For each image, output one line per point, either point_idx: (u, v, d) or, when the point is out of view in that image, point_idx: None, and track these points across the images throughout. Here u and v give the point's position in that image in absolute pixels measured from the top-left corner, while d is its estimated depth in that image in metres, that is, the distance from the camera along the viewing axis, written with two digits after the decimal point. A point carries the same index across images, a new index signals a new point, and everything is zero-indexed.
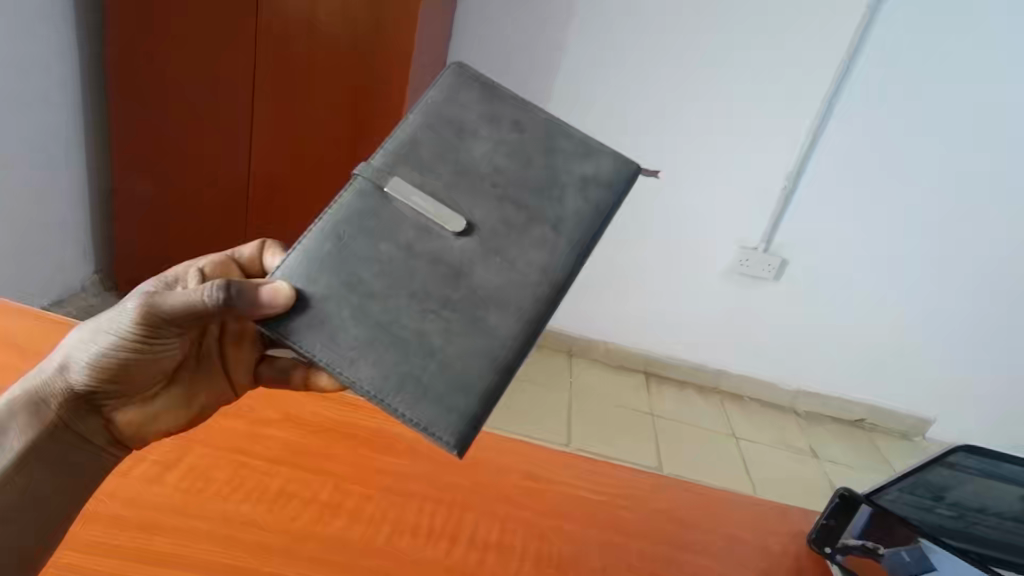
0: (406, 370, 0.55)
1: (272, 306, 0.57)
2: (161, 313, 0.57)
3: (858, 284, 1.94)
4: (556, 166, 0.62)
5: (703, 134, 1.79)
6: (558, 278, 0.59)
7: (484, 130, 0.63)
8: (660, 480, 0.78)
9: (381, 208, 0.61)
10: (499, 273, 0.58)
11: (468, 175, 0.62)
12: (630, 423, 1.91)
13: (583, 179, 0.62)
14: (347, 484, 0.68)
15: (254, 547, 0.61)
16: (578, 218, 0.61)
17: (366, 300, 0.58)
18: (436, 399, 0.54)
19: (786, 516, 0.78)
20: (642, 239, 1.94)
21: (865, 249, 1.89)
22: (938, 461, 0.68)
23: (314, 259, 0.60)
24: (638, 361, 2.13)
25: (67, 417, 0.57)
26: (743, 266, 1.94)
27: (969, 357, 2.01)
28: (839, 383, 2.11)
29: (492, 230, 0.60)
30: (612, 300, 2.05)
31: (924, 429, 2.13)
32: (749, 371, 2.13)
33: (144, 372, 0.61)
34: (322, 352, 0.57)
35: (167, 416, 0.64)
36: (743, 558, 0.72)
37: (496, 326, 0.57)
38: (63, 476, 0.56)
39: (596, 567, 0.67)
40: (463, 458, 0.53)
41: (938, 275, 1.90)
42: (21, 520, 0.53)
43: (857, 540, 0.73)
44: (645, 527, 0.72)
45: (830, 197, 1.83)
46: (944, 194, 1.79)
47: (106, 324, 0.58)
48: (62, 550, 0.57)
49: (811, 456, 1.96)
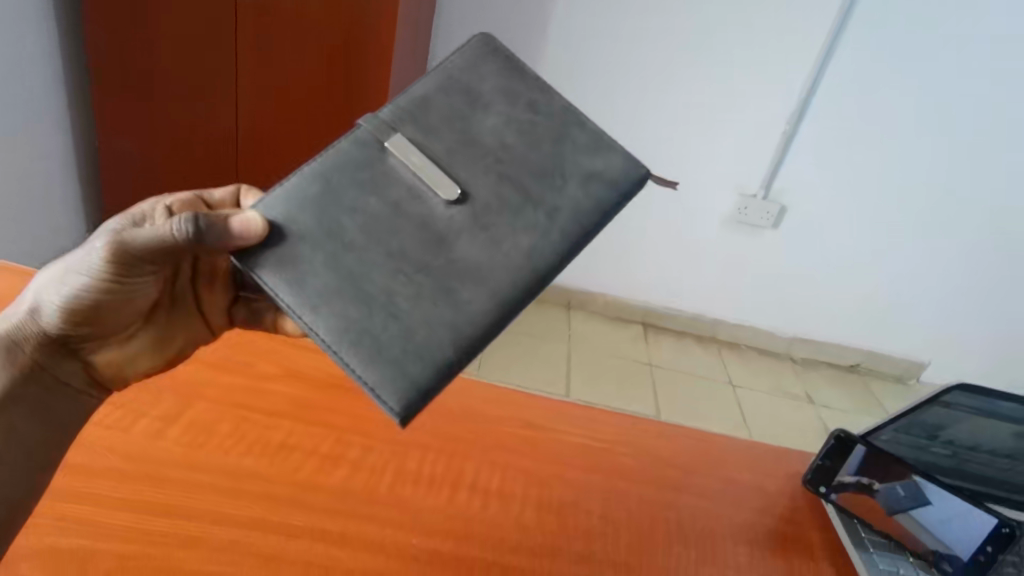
0: (366, 326, 0.54)
1: (247, 239, 0.55)
2: (134, 250, 0.56)
3: (855, 242, 1.95)
4: (563, 155, 0.62)
5: (701, 94, 1.77)
6: (542, 268, 0.58)
7: (499, 104, 0.63)
8: (660, 428, 0.79)
9: (377, 162, 0.60)
10: (484, 250, 0.57)
11: (472, 145, 0.61)
12: (628, 373, 1.93)
13: (586, 174, 0.62)
14: (348, 437, 0.69)
15: (260, 497, 0.62)
16: (574, 211, 0.60)
17: (342, 251, 0.56)
18: (390, 365, 0.52)
19: (783, 459, 0.80)
20: (640, 193, 1.93)
21: (864, 205, 1.89)
22: (935, 401, 0.68)
23: (297, 199, 0.58)
24: (635, 312, 2.14)
25: (42, 360, 0.58)
26: (741, 213, 1.93)
27: (962, 319, 2.04)
28: (837, 333, 2.13)
29: (483, 204, 0.59)
30: (610, 256, 2.05)
31: (918, 372, 2.15)
32: (746, 320, 2.14)
33: (117, 312, 0.60)
34: (287, 295, 0.55)
35: (143, 358, 0.65)
36: (740, 499, 0.73)
37: (468, 304, 0.55)
38: (46, 423, 0.57)
39: (595, 510, 0.68)
40: (405, 425, 0.52)
41: (934, 238, 1.91)
42: (12, 468, 0.54)
43: (853, 477, 0.73)
44: (645, 471, 0.74)
45: (828, 155, 1.82)
46: (943, 164, 1.79)
47: (76, 264, 0.57)
48: (47, 501, 0.57)
49: (806, 402, 1.99)
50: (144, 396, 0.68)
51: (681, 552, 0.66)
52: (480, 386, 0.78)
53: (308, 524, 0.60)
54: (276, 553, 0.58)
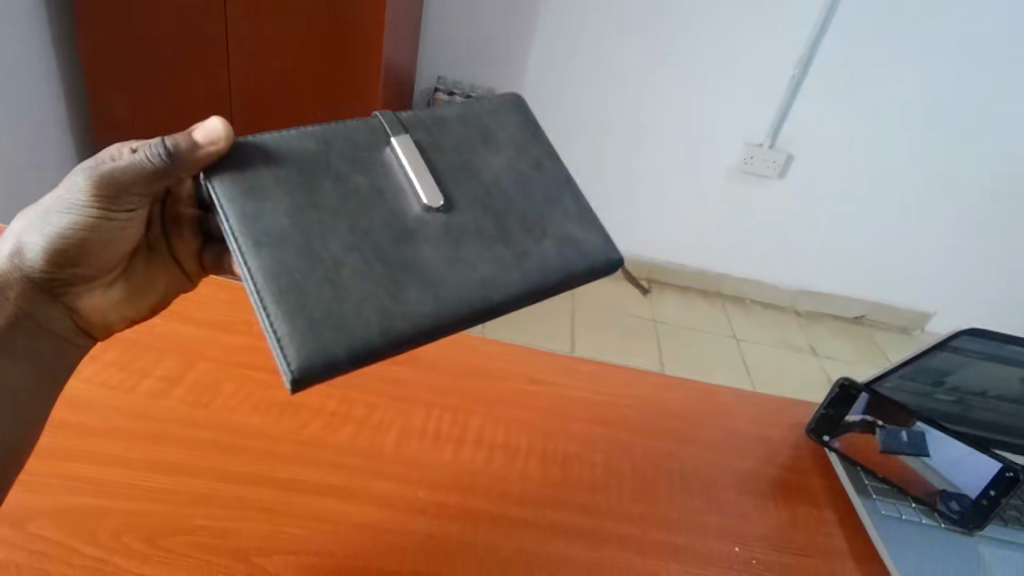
0: (299, 281, 0.47)
1: (206, 157, 0.50)
2: (113, 177, 0.54)
3: (857, 196, 1.98)
4: (549, 218, 0.58)
5: (712, 52, 1.77)
6: (486, 305, 0.53)
7: (504, 151, 0.60)
8: (662, 382, 0.80)
9: (377, 149, 0.54)
10: (445, 265, 0.52)
11: (470, 172, 0.57)
12: (634, 328, 1.96)
13: (562, 240, 0.58)
14: (351, 395, 0.69)
15: (266, 454, 0.62)
16: (540, 267, 0.56)
17: (310, 208, 0.50)
18: (308, 332, 0.46)
19: (784, 411, 0.80)
20: (643, 150, 1.95)
21: (870, 162, 1.91)
22: (943, 347, 0.67)
23: (284, 144, 0.52)
24: (640, 269, 2.17)
25: (22, 304, 0.56)
26: (747, 163, 1.94)
27: (959, 276, 2.11)
28: (842, 284, 2.17)
29: (458, 223, 0.54)
30: (615, 214, 2.08)
31: (924, 323, 2.21)
32: (751, 274, 2.18)
33: (99, 251, 0.58)
34: (235, 223, 0.48)
35: (125, 306, 0.64)
36: (743, 449, 0.74)
37: (409, 307, 0.49)
38: (37, 373, 0.56)
39: (600, 462, 0.68)
40: (294, 392, 0.45)
41: (932, 194, 1.95)
42: (8, 423, 0.53)
43: (858, 417, 0.74)
44: (649, 423, 0.74)
45: (837, 113, 1.84)
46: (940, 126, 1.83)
47: (55, 199, 0.55)
48: (34, 459, 0.57)
49: (810, 353, 2.03)
50: (145, 356, 0.69)
51: (686, 500, 0.66)
52: (482, 344, 0.79)
53: (314, 479, 0.60)
54: (282, 507, 0.57)
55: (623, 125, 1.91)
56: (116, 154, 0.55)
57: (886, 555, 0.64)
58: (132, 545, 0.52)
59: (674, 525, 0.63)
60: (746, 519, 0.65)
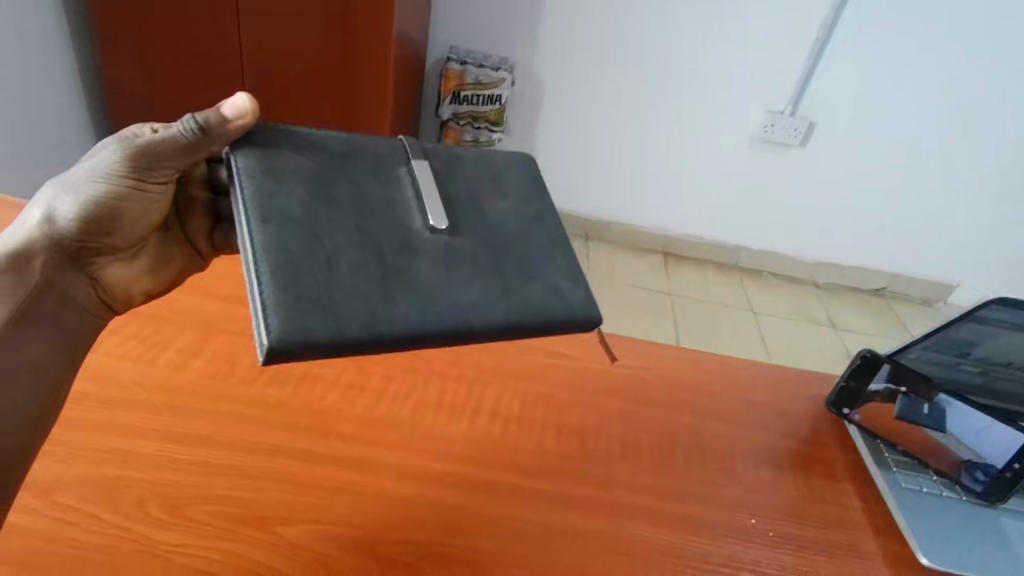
0: (296, 261, 0.46)
1: (236, 129, 0.52)
2: (148, 148, 0.57)
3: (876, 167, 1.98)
4: (544, 264, 0.57)
5: (734, 19, 1.73)
6: (466, 332, 0.51)
7: (511, 196, 0.60)
8: (679, 353, 0.80)
9: (396, 165, 0.55)
10: (437, 283, 0.51)
11: (476, 206, 0.57)
12: (651, 301, 1.99)
13: (550, 287, 0.56)
14: (368, 367, 0.70)
15: (285, 426, 0.62)
16: (526, 307, 0.54)
17: (323, 202, 0.50)
18: (295, 308, 0.44)
19: (802, 383, 0.80)
20: (661, 123, 1.96)
21: (891, 133, 1.91)
22: (971, 317, 0.66)
23: (309, 143, 0.52)
24: (657, 241, 2.21)
25: (49, 274, 0.55)
26: (767, 131, 1.93)
27: (979, 247, 2.11)
28: (860, 255, 2.19)
29: (456, 248, 0.53)
30: (633, 188, 2.11)
31: (948, 294, 2.23)
32: (768, 247, 2.20)
33: (125, 220, 0.59)
34: (249, 196, 0.48)
35: (145, 280, 0.65)
36: (761, 420, 0.73)
37: (395, 314, 0.48)
38: (59, 337, 0.56)
39: (615, 434, 0.68)
40: (265, 365, 0.43)
41: (952, 163, 1.95)
42: (28, 394, 0.52)
43: (881, 385, 0.72)
44: (666, 395, 0.74)
45: (859, 83, 1.82)
46: (961, 95, 1.82)
47: (88, 168, 0.57)
48: (60, 431, 0.58)
49: (828, 325, 2.05)
50: (164, 330, 0.69)
51: (704, 473, 0.66)
52: None
53: (331, 451, 0.61)
54: (300, 478, 0.58)
55: (641, 99, 1.91)
56: (150, 129, 0.58)
57: (903, 523, 0.63)
58: (154, 514, 0.53)
59: (692, 498, 0.63)
60: (765, 491, 0.65)
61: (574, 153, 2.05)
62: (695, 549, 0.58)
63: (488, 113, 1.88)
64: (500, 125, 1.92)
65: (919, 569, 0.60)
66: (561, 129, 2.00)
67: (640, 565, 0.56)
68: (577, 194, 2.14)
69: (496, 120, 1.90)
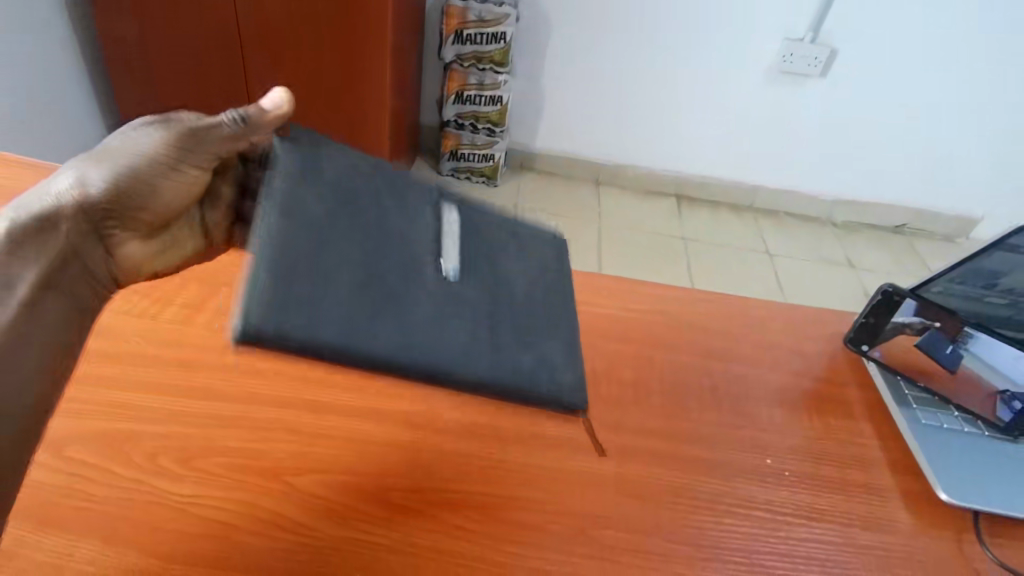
0: (302, 253, 0.43)
1: (276, 121, 0.54)
2: (192, 132, 0.55)
3: (900, 96, 1.91)
4: (546, 338, 0.53)
5: None
6: (444, 378, 0.44)
7: (526, 269, 0.57)
8: (693, 296, 0.78)
9: (423, 208, 0.54)
10: (428, 320, 0.46)
11: (490, 265, 0.55)
12: (665, 246, 1.96)
13: (544, 358, 0.51)
14: None
15: (295, 378, 0.62)
16: (517, 371, 0.48)
17: (349, 215, 0.48)
18: (279, 291, 0.40)
19: (821, 322, 0.78)
20: (672, 59, 1.89)
21: (917, 59, 1.82)
22: (999, 245, 0.63)
23: (348, 161, 0.51)
24: (668, 184, 2.17)
25: (73, 242, 0.52)
26: (786, 61, 1.85)
27: (1004, 178, 2.05)
28: (880, 192, 2.14)
29: (457, 294, 0.50)
30: (645, 129, 2.05)
31: (970, 229, 2.18)
32: (785, 185, 2.15)
33: (157, 199, 0.56)
34: (274, 187, 0.46)
35: (161, 259, 0.62)
36: (778, 359, 0.72)
37: (375, 332, 0.43)
38: (78, 303, 0.54)
39: (627, 377, 0.67)
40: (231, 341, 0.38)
41: (981, 89, 1.87)
42: (54, 352, 0.50)
43: (907, 319, 0.70)
44: (679, 337, 0.72)
45: (885, 6, 1.73)
46: (994, 15, 1.73)
47: (127, 145, 0.54)
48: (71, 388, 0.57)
49: (847, 266, 2.01)
50: (168, 285, 0.68)
51: (718, 415, 0.65)
52: None
53: (341, 401, 0.60)
54: (311, 428, 0.58)
55: (655, 31, 1.83)
56: (189, 116, 0.56)
57: (922, 460, 0.62)
58: (167, 466, 0.53)
59: (704, 440, 0.62)
60: (782, 432, 0.64)
61: (581, 93, 1.99)
62: (709, 490, 0.58)
63: (492, 54, 1.81)
64: (505, 65, 1.84)
65: (939, 505, 0.59)
66: (569, 68, 1.94)
67: (653, 507, 0.55)
68: (588, 136, 2.09)
69: (501, 60, 1.82)
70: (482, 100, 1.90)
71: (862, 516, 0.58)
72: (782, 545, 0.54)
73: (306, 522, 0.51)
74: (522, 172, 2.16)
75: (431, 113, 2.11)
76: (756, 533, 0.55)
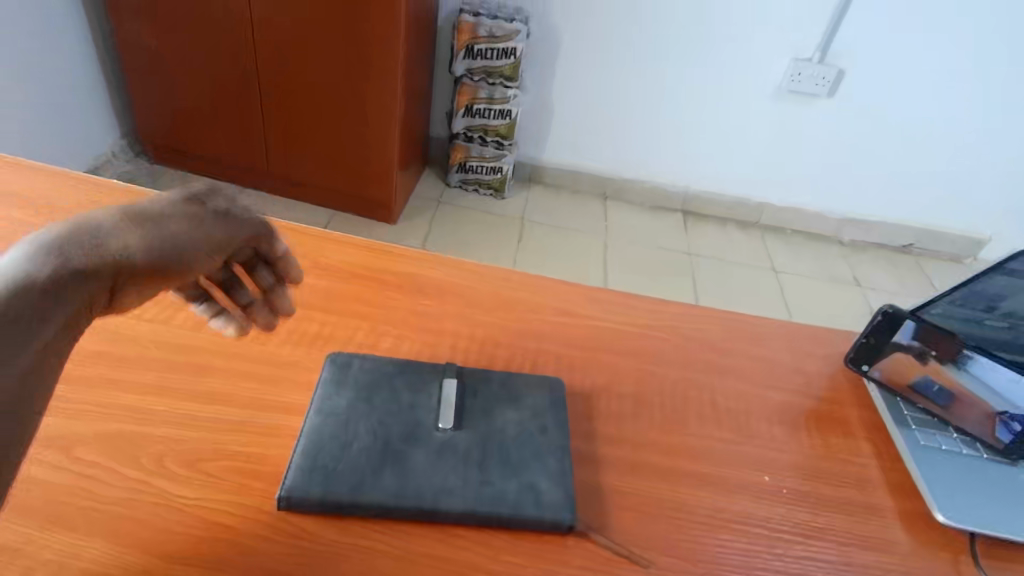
0: None
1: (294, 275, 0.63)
2: (236, 219, 0.55)
3: (908, 116, 1.91)
4: (532, 462, 0.57)
5: None
6: (425, 518, 0.52)
7: (523, 409, 0.61)
8: (694, 312, 0.79)
9: None
10: (424, 476, 0.54)
11: None
12: (671, 262, 1.97)
13: (529, 484, 0.55)
14: (381, 327, 0.70)
15: (302, 384, 0.63)
16: (497, 502, 0.53)
17: None
18: None
19: (823, 340, 0.78)
20: (681, 75, 1.90)
21: (924, 80, 1.83)
22: (999, 269, 0.63)
23: None
24: (675, 200, 2.17)
25: (96, 295, 0.46)
26: (794, 81, 1.86)
27: (1011, 199, 2.05)
28: (887, 210, 2.14)
29: (451, 445, 0.57)
30: (653, 144, 2.07)
31: (978, 249, 2.17)
32: (793, 204, 2.15)
33: (182, 275, 0.52)
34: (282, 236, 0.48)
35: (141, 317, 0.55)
36: (776, 374, 0.73)
37: (373, 487, 0.53)
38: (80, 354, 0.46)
39: (628, 390, 0.68)
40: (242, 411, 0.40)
41: (988, 110, 1.87)
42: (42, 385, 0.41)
43: (906, 342, 0.70)
44: (679, 352, 0.73)
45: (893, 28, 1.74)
46: (1000, 39, 1.74)
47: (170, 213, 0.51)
48: (81, 388, 0.58)
49: (854, 285, 2.01)
50: None
51: (718, 430, 0.65)
52: (509, 280, 0.79)
53: None
54: None
55: (663, 49, 1.85)
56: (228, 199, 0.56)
57: (921, 482, 0.62)
58: (173, 468, 0.54)
59: (702, 454, 0.63)
60: (780, 449, 0.64)
61: (590, 108, 2.01)
62: (705, 505, 0.58)
63: (503, 68, 1.83)
64: (515, 80, 1.86)
65: (936, 526, 0.60)
66: (578, 83, 1.96)
67: (650, 520, 0.56)
68: (596, 149, 2.11)
69: (510, 75, 1.84)
70: (491, 113, 1.92)
71: (859, 535, 0.58)
72: (778, 561, 0.55)
73: (306, 524, 0.52)
74: (529, 185, 2.17)
75: (440, 125, 2.13)
76: (752, 549, 0.55)
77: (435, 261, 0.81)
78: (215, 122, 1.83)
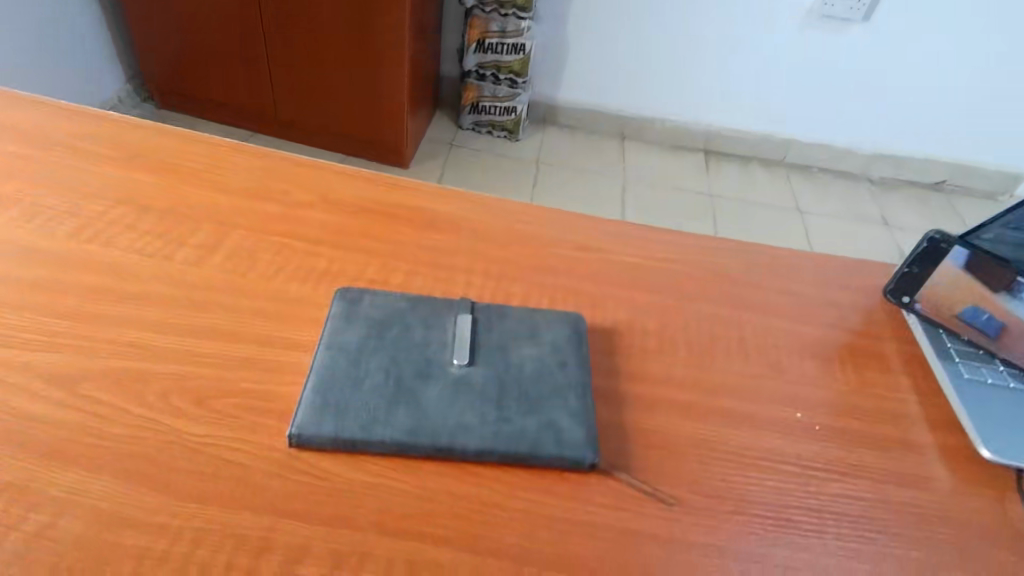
0: None
1: None
2: None
3: (947, 42, 1.80)
4: (552, 398, 0.54)
5: None
6: (441, 455, 0.51)
7: (541, 345, 0.59)
8: (721, 246, 0.75)
9: None
10: (439, 413, 0.52)
11: None
12: (691, 203, 1.90)
13: (549, 421, 0.53)
14: (392, 263, 0.67)
15: (310, 322, 0.60)
16: (515, 439, 0.51)
17: None
18: None
19: (857, 274, 0.74)
20: (705, 2, 1.80)
21: (966, 3, 1.72)
22: None
23: None
24: (697, 138, 2.10)
25: None
26: (826, 6, 1.76)
27: None
28: (919, 146, 2.05)
29: (467, 380, 0.54)
30: (675, 78, 1.98)
31: (1014, 186, 2.08)
32: (819, 141, 2.07)
33: None
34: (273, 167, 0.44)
35: None
36: (807, 309, 0.69)
37: (385, 424, 0.51)
38: None
39: (650, 326, 0.64)
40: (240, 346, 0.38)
41: None
42: None
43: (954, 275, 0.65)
44: (705, 288, 0.69)
45: None
46: None
47: None
48: (82, 326, 0.57)
49: (881, 224, 1.94)
50: (181, 226, 0.67)
51: (746, 366, 0.62)
52: (525, 215, 0.75)
53: None
54: None
55: None
56: None
57: (964, 418, 0.59)
58: (180, 405, 0.52)
59: (730, 391, 0.60)
60: (812, 386, 0.61)
61: (608, 40, 1.92)
62: (733, 442, 0.55)
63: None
64: (529, 11, 1.77)
65: (978, 463, 0.57)
66: (596, 13, 1.86)
67: (676, 458, 0.53)
68: (615, 86, 2.02)
69: (524, 5, 1.75)
70: (504, 48, 1.84)
71: (896, 473, 0.55)
72: (811, 500, 0.52)
73: (318, 461, 0.50)
74: (544, 125, 2.10)
75: (451, 62, 2.05)
76: (783, 487, 0.53)
77: (447, 195, 0.77)
78: (219, 62, 1.77)
